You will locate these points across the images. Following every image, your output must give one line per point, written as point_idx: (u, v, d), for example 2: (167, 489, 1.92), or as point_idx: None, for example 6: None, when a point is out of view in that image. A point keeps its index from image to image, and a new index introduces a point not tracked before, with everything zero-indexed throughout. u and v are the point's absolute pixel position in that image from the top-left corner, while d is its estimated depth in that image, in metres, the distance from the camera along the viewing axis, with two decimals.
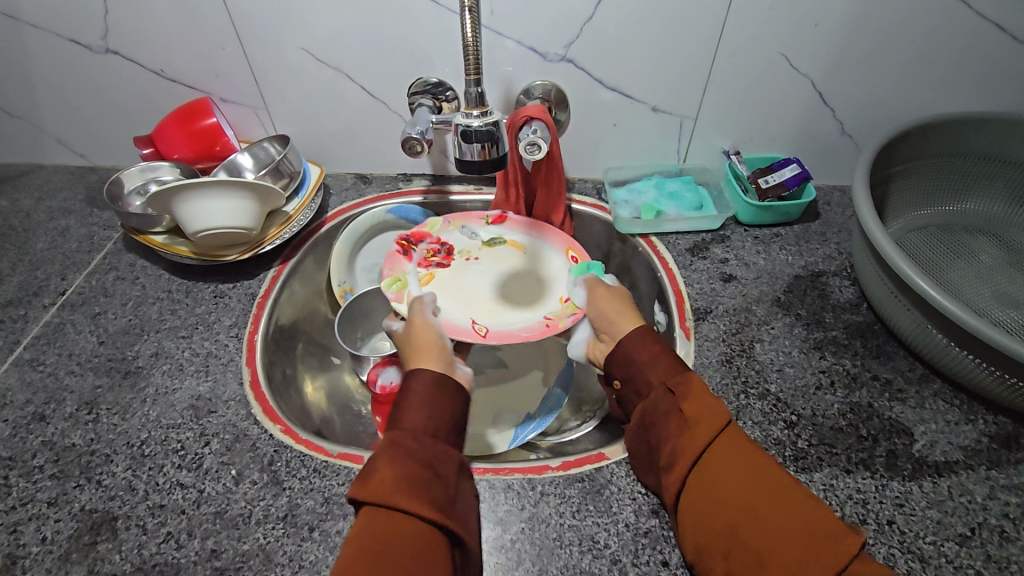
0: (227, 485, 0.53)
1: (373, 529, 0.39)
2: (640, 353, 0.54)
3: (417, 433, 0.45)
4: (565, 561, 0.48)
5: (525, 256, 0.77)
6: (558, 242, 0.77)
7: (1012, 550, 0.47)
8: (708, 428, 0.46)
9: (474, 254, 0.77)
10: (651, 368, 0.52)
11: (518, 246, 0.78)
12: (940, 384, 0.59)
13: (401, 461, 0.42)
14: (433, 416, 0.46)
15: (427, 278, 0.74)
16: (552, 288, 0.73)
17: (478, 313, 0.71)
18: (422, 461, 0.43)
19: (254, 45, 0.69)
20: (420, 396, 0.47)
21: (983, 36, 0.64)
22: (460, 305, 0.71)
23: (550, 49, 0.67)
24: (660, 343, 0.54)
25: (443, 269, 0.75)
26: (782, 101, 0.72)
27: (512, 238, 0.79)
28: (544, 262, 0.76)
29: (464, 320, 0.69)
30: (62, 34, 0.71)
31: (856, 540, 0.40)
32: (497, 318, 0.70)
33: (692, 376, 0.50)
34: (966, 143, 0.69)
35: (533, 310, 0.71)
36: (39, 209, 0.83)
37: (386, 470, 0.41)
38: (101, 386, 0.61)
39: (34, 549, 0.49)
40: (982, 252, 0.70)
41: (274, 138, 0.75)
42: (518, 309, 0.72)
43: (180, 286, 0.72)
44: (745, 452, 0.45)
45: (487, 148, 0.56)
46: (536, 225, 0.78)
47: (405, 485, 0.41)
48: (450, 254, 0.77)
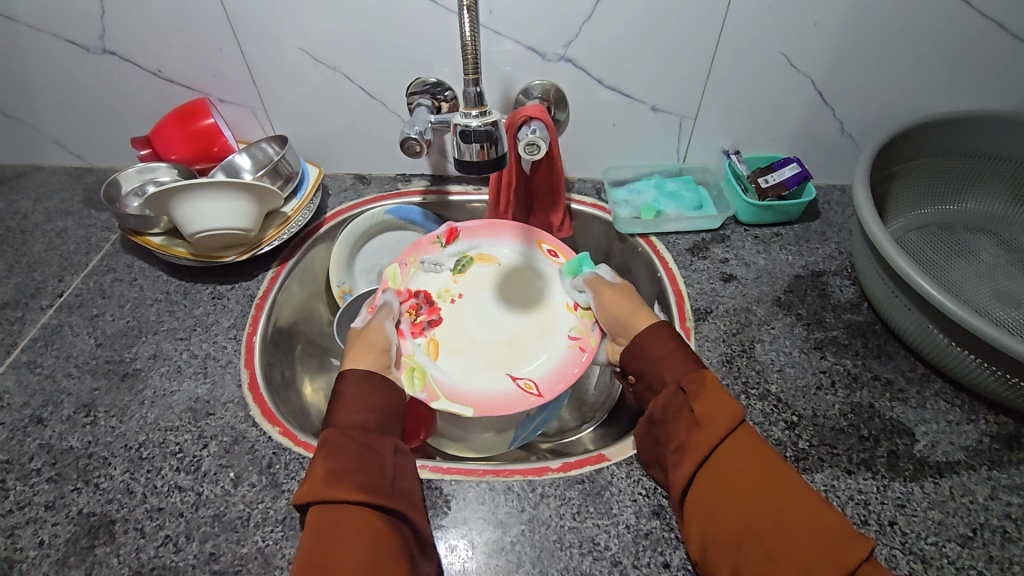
0: (225, 487, 0.53)
1: (316, 526, 0.42)
2: (655, 348, 0.54)
3: (350, 428, 0.48)
4: (565, 563, 0.48)
5: (500, 269, 0.76)
6: (527, 241, 0.76)
7: (1014, 551, 0.47)
8: (720, 426, 0.47)
9: (453, 292, 0.74)
10: (665, 365, 0.53)
11: (487, 262, 0.76)
12: (941, 384, 0.59)
13: (335, 456, 0.45)
14: (365, 410, 0.50)
15: (431, 344, 0.69)
16: (555, 294, 0.73)
17: (507, 366, 0.68)
18: (358, 451, 0.46)
19: (251, 46, 0.69)
20: (349, 395, 0.51)
21: (982, 35, 0.64)
22: (485, 365, 0.68)
23: (549, 49, 0.67)
24: (677, 339, 0.54)
25: (438, 328, 0.70)
26: (782, 101, 0.71)
27: (476, 252, 0.77)
28: (523, 271, 0.76)
29: (502, 383, 0.66)
30: (58, 35, 0.71)
31: (866, 545, 0.40)
32: (528, 356, 0.69)
33: (705, 374, 0.51)
34: (967, 142, 0.69)
35: (553, 326, 0.70)
36: (37, 211, 0.83)
37: (319, 468, 0.45)
38: (99, 388, 0.61)
39: (32, 553, 0.49)
40: (982, 251, 0.70)
41: (272, 138, 0.75)
42: (536, 329, 0.71)
43: (178, 288, 0.71)
44: (755, 452, 0.46)
45: (486, 148, 0.56)
46: (494, 232, 0.77)
47: (341, 478, 0.44)
48: (432, 304, 0.72)
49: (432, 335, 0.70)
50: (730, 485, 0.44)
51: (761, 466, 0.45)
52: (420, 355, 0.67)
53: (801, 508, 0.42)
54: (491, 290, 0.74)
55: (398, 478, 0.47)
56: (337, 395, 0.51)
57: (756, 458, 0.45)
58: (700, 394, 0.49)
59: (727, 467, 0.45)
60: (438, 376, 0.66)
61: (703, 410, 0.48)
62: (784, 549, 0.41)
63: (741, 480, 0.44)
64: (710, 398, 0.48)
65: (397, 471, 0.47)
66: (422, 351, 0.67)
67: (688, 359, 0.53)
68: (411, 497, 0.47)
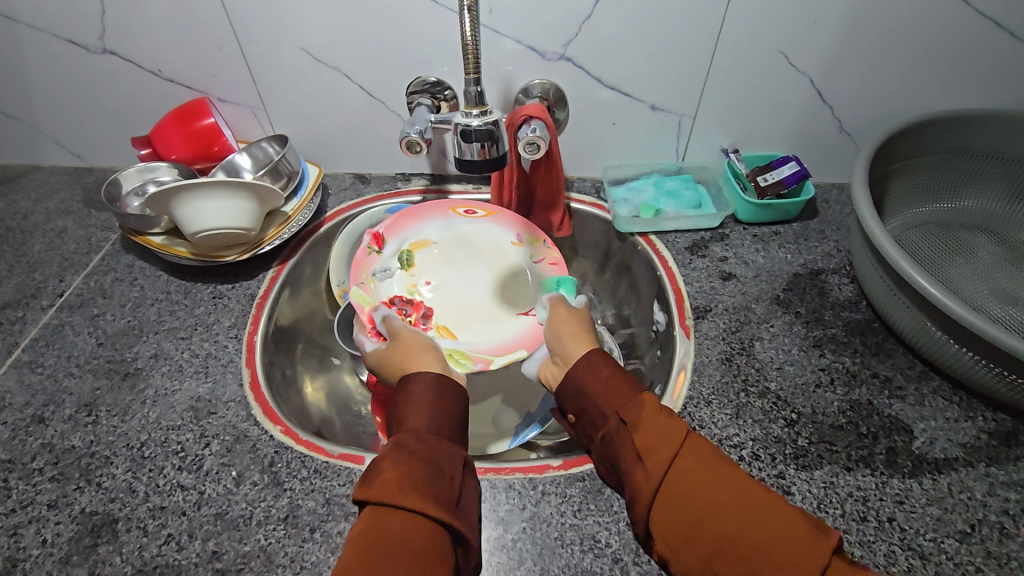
0: (227, 486, 0.53)
1: (377, 529, 0.38)
2: (590, 378, 0.52)
3: (422, 433, 0.45)
4: (566, 560, 0.48)
5: (440, 242, 0.79)
6: (443, 212, 0.79)
7: (1012, 546, 0.47)
8: (661, 458, 0.43)
9: (418, 284, 0.76)
10: (604, 395, 0.50)
11: (423, 245, 0.78)
12: (939, 381, 0.59)
13: (406, 461, 0.42)
14: (437, 417, 0.47)
15: (443, 331, 0.72)
16: (503, 239, 0.79)
17: (512, 309, 0.74)
18: (429, 459, 0.43)
19: (251, 45, 0.69)
20: (424, 400, 0.48)
21: (981, 34, 0.64)
22: (500, 319, 0.73)
23: (548, 48, 0.67)
24: (610, 367, 0.52)
25: (439, 318, 0.73)
26: (781, 99, 0.72)
27: (405, 240, 0.78)
28: (461, 236, 0.79)
29: (522, 324, 0.72)
30: (57, 35, 0.71)
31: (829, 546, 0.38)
32: (527, 289, 0.76)
33: (643, 399, 0.48)
34: (964, 140, 0.69)
35: (526, 260, 0.78)
36: (37, 211, 0.83)
37: (389, 470, 0.41)
38: (101, 388, 0.61)
39: (35, 552, 0.49)
40: (980, 248, 0.70)
41: (272, 138, 0.75)
42: (512, 269, 0.78)
43: (178, 287, 0.71)
44: (709, 465, 0.43)
45: (486, 147, 0.57)
46: (411, 213, 0.78)
47: (412, 485, 0.40)
48: (413, 301, 0.74)
49: (437, 324, 0.73)
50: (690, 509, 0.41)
51: (716, 480, 0.42)
52: (443, 343, 0.70)
53: (762, 515, 0.40)
54: (445, 264, 0.78)
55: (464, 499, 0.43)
56: (408, 396, 0.48)
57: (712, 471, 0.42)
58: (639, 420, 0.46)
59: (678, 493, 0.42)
60: (467, 348, 0.70)
61: (642, 442, 0.45)
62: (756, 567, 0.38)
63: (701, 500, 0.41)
64: (649, 423, 0.46)
65: (465, 491, 0.44)
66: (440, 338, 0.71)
67: (627, 382, 0.50)
68: (474, 523, 0.43)
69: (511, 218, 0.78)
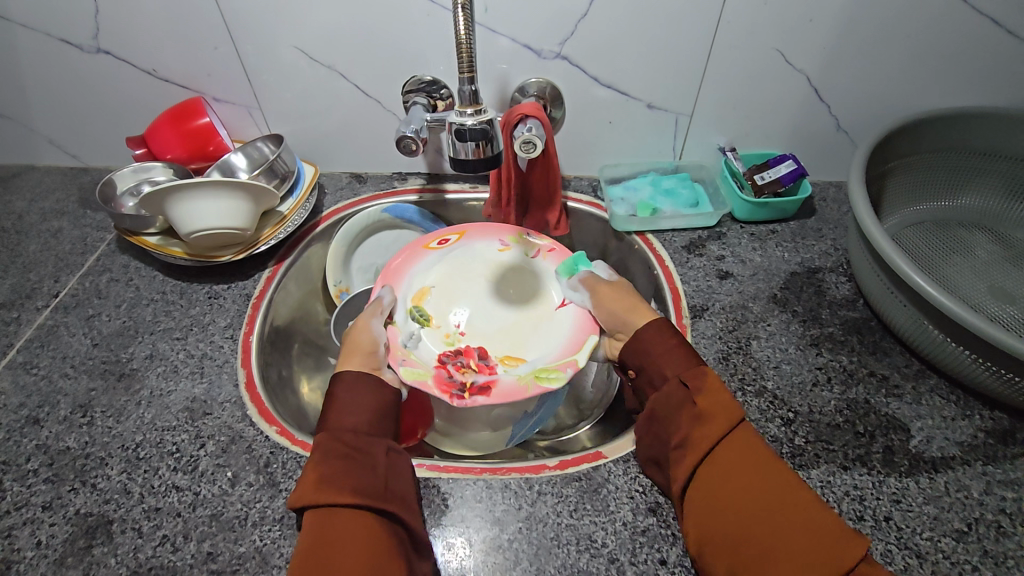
0: (223, 487, 0.53)
1: (314, 528, 0.42)
2: (654, 344, 0.53)
3: (344, 431, 0.47)
4: (562, 560, 0.48)
5: (439, 284, 0.73)
6: (422, 253, 0.75)
7: (1009, 545, 0.47)
8: (724, 424, 0.46)
9: (450, 331, 0.69)
10: (669, 360, 0.52)
11: (426, 293, 0.72)
12: (936, 380, 0.59)
13: (329, 460, 0.45)
14: (359, 410, 0.49)
15: (509, 361, 0.66)
16: (489, 250, 0.77)
17: (547, 304, 0.71)
18: (352, 454, 0.46)
19: (246, 44, 0.69)
20: (343, 398, 0.50)
21: (977, 32, 0.64)
22: (547, 322, 0.69)
23: (544, 47, 0.67)
24: (676, 336, 0.54)
25: (496, 353, 0.67)
26: (778, 97, 0.71)
27: (407, 296, 0.71)
28: (453, 271, 0.75)
29: (569, 313, 0.69)
30: (52, 34, 0.70)
31: (862, 544, 0.40)
32: (546, 279, 0.74)
33: (707, 371, 0.50)
34: (961, 138, 0.69)
35: (524, 257, 0.76)
36: (32, 212, 0.83)
37: (313, 473, 0.44)
38: (96, 388, 0.61)
39: (29, 554, 0.49)
40: (978, 247, 0.70)
41: (268, 138, 0.75)
42: (517, 272, 0.75)
43: (174, 288, 0.71)
44: (753, 452, 0.45)
45: (481, 146, 0.56)
46: (399, 267, 0.73)
47: (335, 484, 0.43)
48: (462, 351, 0.67)
49: (499, 357, 0.66)
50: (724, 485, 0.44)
51: (758, 466, 0.44)
52: (521, 369, 0.64)
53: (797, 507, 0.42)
54: (459, 300, 0.72)
55: (392, 481, 0.46)
56: (328, 397, 0.50)
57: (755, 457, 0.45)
58: (703, 389, 0.48)
59: (719, 467, 0.45)
60: (545, 362, 0.64)
61: (706, 405, 0.47)
62: (775, 551, 0.41)
63: (735, 482, 0.44)
64: (714, 390, 0.48)
65: (392, 474, 0.47)
66: (513, 366, 0.64)
67: (689, 353, 0.52)
68: (405, 500, 0.46)
69: (487, 228, 0.78)
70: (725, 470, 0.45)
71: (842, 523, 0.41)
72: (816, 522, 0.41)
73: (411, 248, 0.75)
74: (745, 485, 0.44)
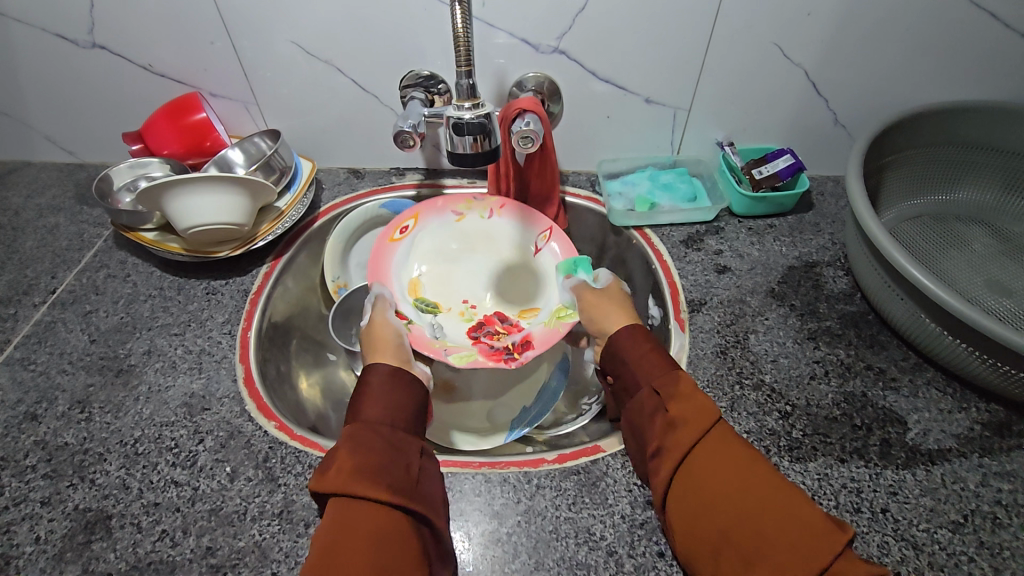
0: (222, 482, 0.53)
1: (336, 518, 0.41)
2: (632, 350, 0.54)
3: (375, 423, 0.47)
4: (561, 553, 0.48)
5: (425, 271, 0.76)
6: (389, 248, 0.74)
7: (1004, 536, 0.48)
8: (696, 428, 0.45)
9: (462, 309, 0.75)
10: (648, 365, 0.52)
11: (418, 285, 0.75)
12: (933, 373, 0.59)
13: (362, 451, 0.44)
14: (390, 404, 0.49)
15: (526, 314, 0.74)
16: (448, 224, 0.78)
17: (527, 254, 0.77)
18: (386, 448, 0.45)
19: (244, 39, 0.69)
20: (379, 389, 0.50)
21: (975, 24, 0.64)
22: (533, 270, 0.77)
23: (542, 41, 0.67)
24: (650, 343, 0.54)
25: (512, 311, 0.74)
26: (776, 91, 0.71)
27: (405, 293, 0.73)
28: (426, 256, 0.77)
29: (549, 257, 0.76)
30: (47, 29, 0.70)
31: (842, 539, 0.38)
32: (508, 234, 0.78)
33: (680, 376, 0.50)
34: (959, 132, 0.69)
35: (480, 222, 0.78)
36: (28, 208, 0.83)
37: (344, 461, 0.43)
38: (94, 384, 0.61)
39: (28, 549, 0.49)
40: (975, 241, 0.70)
41: (265, 133, 0.75)
42: (478, 236, 0.78)
43: (172, 284, 0.71)
44: (726, 454, 0.44)
45: (479, 140, 0.56)
46: (381, 267, 0.73)
47: (363, 474, 0.42)
48: (485, 324, 0.73)
49: (516, 315, 0.74)
50: (703, 487, 0.43)
51: (734, 466, 0.43)
52: (542, 317, 0.72)
53: (778, 507, 0.41)
54: (452, 278, 0.77)
55: (423, 481, 0.46)
56: (365, 387, 0.51)
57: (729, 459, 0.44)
58: (674, 392, 0.48)
59: (695, 470, 0.44)
60: (555, 304, 0.73)
61: (677, 411, 0.47)
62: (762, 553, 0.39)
63: (711, 487, 0.43)
64: (687, 393, 0.48)
65: (423, 474, 0.46)
66: (533, 317, 0.73)
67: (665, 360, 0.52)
68: (434, 502, 0.45)
69: (437, 203, 0.77)
70: (701, 473, 0.44)
71: (824, 516, 0.40)
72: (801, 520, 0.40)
73: (377, 252, 0.73)
74: (722, 486, 0.42)
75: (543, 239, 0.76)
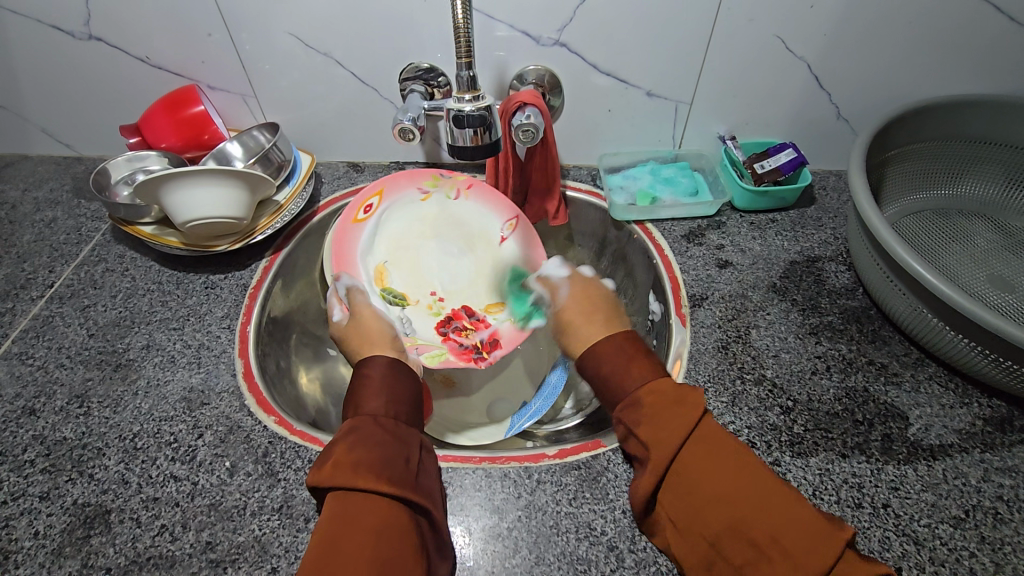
0: (221, 477, 0.53)
1: (336, 511, 0.40)
2: (614, 361, 0.50)
3: (377, 415, 0.47)
4: (562, 548, 0.48)
5: (391, 256, 0.74)
6: (352, 230, 0.71)
7: (1006, 531, 0.48)
8: (667, 449, 0.44)
9: (430, 302, 0.73)
10: (629, 379, 0.49)
11: (384, 272, 0.72)
12: (935, 368, 0.59)
13: (362, 444, 0.44)
14: (386, 397, 0.49)
15: (492, 309, 0.73)
16: (413, 202, 0.76)
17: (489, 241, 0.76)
18: (385, 441, 0.45)
19: (241, 31, 0.68)
20: (379, 382, 0.50)
21: (981, 16, 0.63)
22: (497, 260, 0.75)
23: (543, 33, 0.66)
24: (623, 353, 0.51)
25: (479, 305, 0.74)
26: (778, 85, 0.71)
27: (371, 281, 0.71)
28: (391, 238, 0.74)
29: (512, 248, 0.75)
30: (43, 20, 0.69)
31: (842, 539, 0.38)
32: (473, 217, 0.76)
33: (653, 389, 0.47)
34: (961, 126, 0.69)
35: (446, 201, 0.76)
36: (26, 201, 0.82)
37: (345, 454, 0.43)
38: (92, 379, 0.61)
39: (26, 544, 0.49)
40: (977, 235, 0.70)
41: (263, 126, 0.74)
42: (444, 217, 0.76)
43: (170, 278, 0.71)
44: (715, 459, 0.43)
45: (479, 133, 0.57)
46: (346, 252, 0.70)
47: (361, 466, 0.42)
48: (450, 318, 0.73)
49: (483, 309, 0.73)
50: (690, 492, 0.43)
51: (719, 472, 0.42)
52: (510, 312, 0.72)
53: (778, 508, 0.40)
54: (415, 266, 0.75)
55: (421, 475, 0.45)
56: (366, 378, 0.50)
57: (721, 464, 0.43)
58: (643, 411, 0.46)
59: (680, 480, 0.43)
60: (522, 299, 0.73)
61: (647, 433, 0.45)
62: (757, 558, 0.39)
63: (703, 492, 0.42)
64: (656, 407, 0.46)
65: (422, 469, 0.46)
66: (497, 313, 0.73)
67: (652, 369, 0.49)
68: (433, 497, 0.45)
69: (402, 179, 0.75)
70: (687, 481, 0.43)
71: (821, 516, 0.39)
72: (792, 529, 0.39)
73: (339, 239, 0.71)
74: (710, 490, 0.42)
75: (509, 228, 0.75)
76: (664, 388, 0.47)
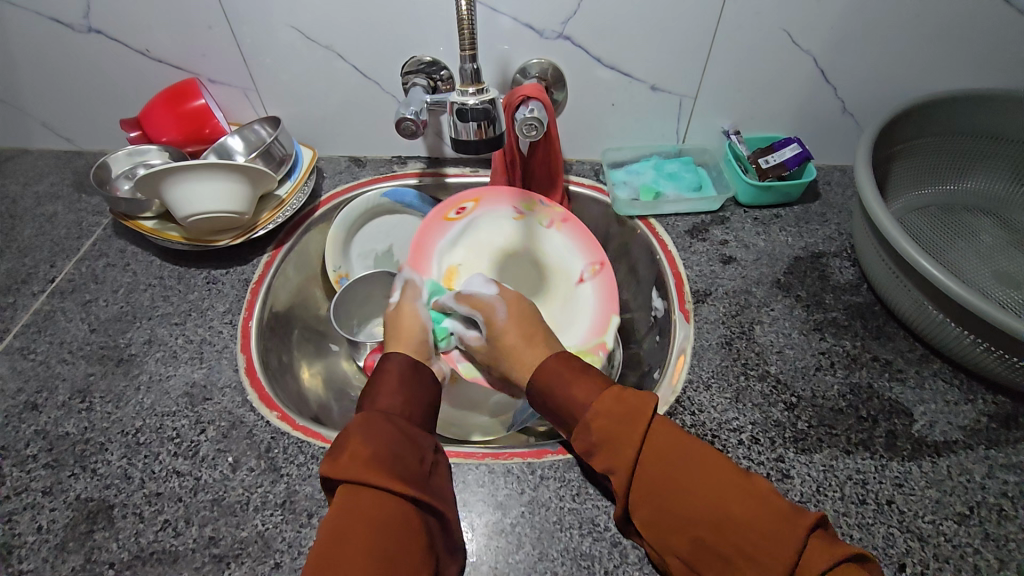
0: (224, 472, 0.53)
1: (344, 504, 0.40)
2: (558, 384, 0.50)
3: (389, 413, 0.47)
4: (565, 544, 0.48)
5: (467, 260, 0.74)
6: (440, 224, 0.74)
7: (1011, 528, 0.47)
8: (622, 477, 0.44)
9: None
10: (573, 398, 0.48)
11: (455, 273, 0.73)
12: (940, 365, 0.59)
13: (376, 439, 0.44)
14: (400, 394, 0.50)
15: None
16: (505, 220, 0.76)
17: (567, 283, 0.74)
18: (396, 438, 0.45)
19: (243, 24, 0.67)
20: (391, 378, 0.51)
21: (988, 9, 0.63)
22: (570, 300, 0.73)
23: (546, 26, 0.66)
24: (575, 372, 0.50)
25: None
26: (783, 79, 0.70)
27: (439, 279, 0.72)
28: (475, 245, 0.76)
29: (588, 292, 0.72)
30: (42, 13, 0.68)
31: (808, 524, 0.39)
32: (559, 250, 0.76)
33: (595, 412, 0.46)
34: (969, 121, 0.68)
35: (538, 228, 0.76)
36: (26, 195, 0.82)
37: (359, 449, 0.43)
38: (94, 373, 0.60)
39: (30, 539, 0.49)
40: (983, 232, 0.69)
41: (265, 120, 0.74)
42: (532, 243, 0.76)
43: (171, 273, 0.70)
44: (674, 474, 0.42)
45: (483, 126, 0.56)
46: (426, 244, 0.73)
47: (375, 461, 0.42)
48: None
49: None
50: (662, 494, 0.42)
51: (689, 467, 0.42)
52: None
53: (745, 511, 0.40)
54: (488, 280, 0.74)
55: (433, 477, 0.46)
56: (383, 374, 0.52)
57: (687, 460, 0.43)
58: (593, 433, 0.46)
59: (647, 486, 0.43)
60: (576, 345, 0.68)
61: (602, 460, 0.46)
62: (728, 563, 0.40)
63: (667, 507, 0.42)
64: (604, 428, 0.45)
65: (433, 472, 0.46)
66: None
67: (593, 385, 0.49)
68: (445, 499, 0.45)
69: (500, 193, 0.75)
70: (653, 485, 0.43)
71: (789, 506, 0.40)
72: (764, 516, 0.39)
73: (426, 230, 0.73)
74: (679, 490, 0.42)
75: (591, 271, 0.73)
76: (606, 405, 0.46)
